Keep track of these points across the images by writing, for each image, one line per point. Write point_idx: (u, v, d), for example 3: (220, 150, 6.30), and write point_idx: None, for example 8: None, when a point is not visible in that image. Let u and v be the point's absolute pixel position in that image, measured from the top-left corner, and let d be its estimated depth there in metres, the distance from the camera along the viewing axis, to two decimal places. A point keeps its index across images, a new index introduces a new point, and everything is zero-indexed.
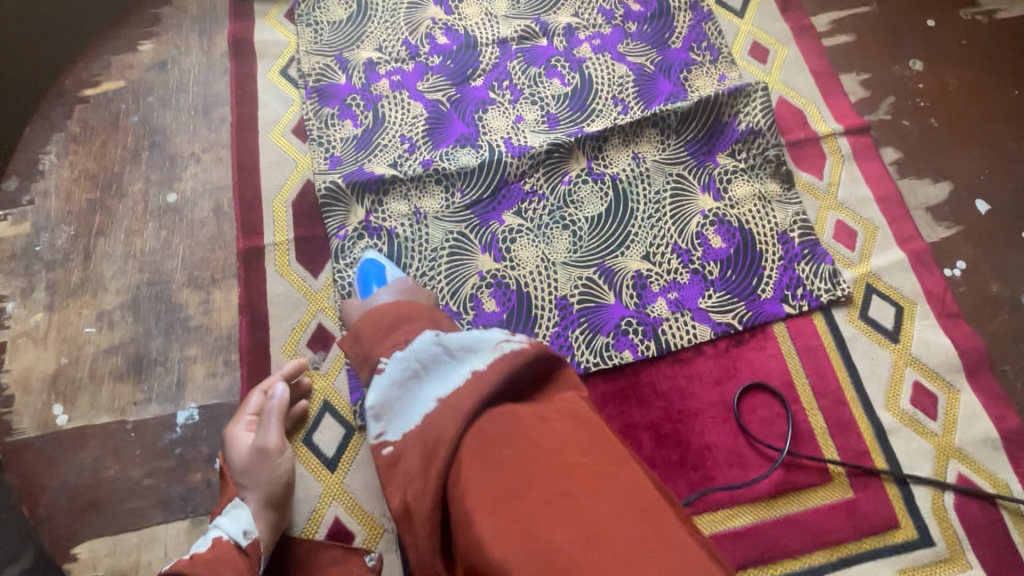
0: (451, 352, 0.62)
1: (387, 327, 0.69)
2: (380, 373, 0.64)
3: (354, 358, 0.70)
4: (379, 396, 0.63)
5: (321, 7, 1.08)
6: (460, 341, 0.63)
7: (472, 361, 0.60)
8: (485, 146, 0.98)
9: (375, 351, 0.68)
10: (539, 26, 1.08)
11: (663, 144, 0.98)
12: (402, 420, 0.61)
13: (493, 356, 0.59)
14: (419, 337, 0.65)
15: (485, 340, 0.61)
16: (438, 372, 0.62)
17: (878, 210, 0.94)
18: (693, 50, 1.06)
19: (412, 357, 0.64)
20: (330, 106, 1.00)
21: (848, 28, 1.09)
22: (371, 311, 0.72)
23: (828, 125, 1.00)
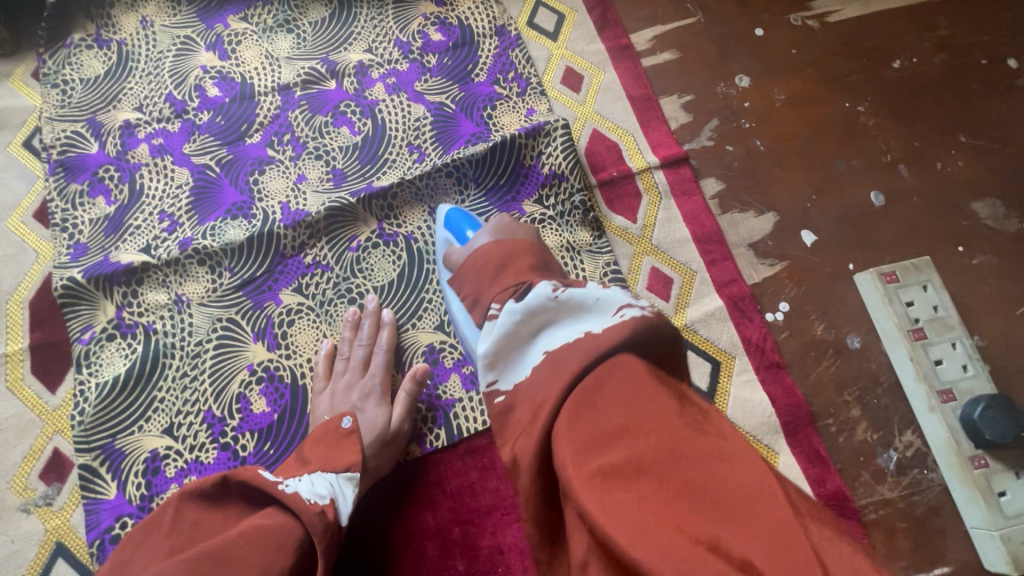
0: (566, 310, 0.52)
1: (496, 269, 0.63)
2: (494, 323, 0.57)
3: (467, 297, 0.66)
4: (491, 345, 0.55)
5: (73, 62, 0.94)
6: (578, 297, 0.51)
7: (587, 323, 0.49)
8: (259, 215, 0.86)
9: (486, 294, 0.62)
10: (326, 66, 0.96)
11: (462, 196, 0.88)
12: (514, 370, 0.54)
13: (611, 322, 0.47)
14: (534, 288, 0.55)
15: (604, 303, 0.49)
16: (549, 328, 0.52)
17: (695, 252, 0.86)
18: (499, 82, 0.95)
19: (525, 309, 0.54)
20: (77, 181, 0.87)
21: (670, 44, 1.00)
22: (476, 256, 0.67)
23: (643, 158, 0.91)
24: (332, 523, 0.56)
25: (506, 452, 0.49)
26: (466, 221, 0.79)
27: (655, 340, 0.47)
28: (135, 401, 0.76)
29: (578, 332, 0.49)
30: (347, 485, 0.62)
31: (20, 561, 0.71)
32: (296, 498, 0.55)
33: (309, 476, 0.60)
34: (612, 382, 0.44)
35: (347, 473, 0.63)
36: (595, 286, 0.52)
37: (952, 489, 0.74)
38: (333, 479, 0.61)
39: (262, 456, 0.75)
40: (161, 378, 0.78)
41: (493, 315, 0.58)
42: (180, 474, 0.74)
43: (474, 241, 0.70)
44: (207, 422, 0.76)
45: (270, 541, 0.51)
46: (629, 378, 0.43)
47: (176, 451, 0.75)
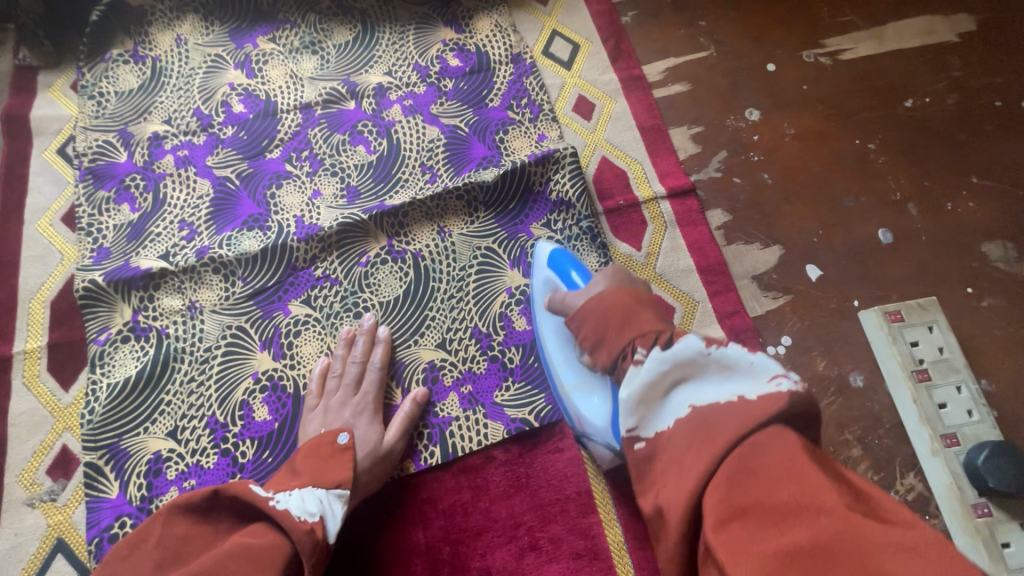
0: (720, 368, 0.50)
1: (621, 318, 0.59)
2: (632, 370, 0.54)
3: (586, 339, 0.63)
4: (632, 393, 0.52)
5: (110, 76, 0.99)
6: (733, 357, 0.50)
7: (742, 387, 0.48)
8: (274, 228, 0.89)
9: (613, 341, 0.59)
10: (346, 87, 0.99)
11: (471, 217, 0.90)
12: (656, 421, 0.52)
13: (768, 391, 0.46)
14: (682, 338, 0.52)
15: (759, 368, 0.48)
16: (695, 382, 0.51)
17: (698, 283, 0.86)
18: (512, 108, 0.98)
19: (673, 360, 0.52)
20: (105, 189, 0.91)
21: (682, 76, 1.02)
22: (599, 300, 0.63)
23: (651, 187, 0.92)
24: (319, 543, 0.59)
25: (646, 502, 0.49)
26: (573, 263, 0.79)
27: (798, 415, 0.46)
28: (144, 403, 0.79)
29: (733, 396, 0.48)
30: (336, 503, 0.64)
31: (21, 556, 0.72)
32: (288, 518, 0.57)
33: (299, 493, 0.62)
34: (772, 451, 0.43)
35: (337, 491, 0.65)
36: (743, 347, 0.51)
37: (955, 537, 0.72)
38: (324, 497, 0.63)
39: (261, 464, 0.77)
40: (170, 382, 0.80)
41: (635, 360, 0.54)
42: (180, 478, 0.76)
43: (590, 286, 0.68)
44: (210, 427, 0.78)
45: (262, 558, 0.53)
46: (788, 453, 0.43)
47: (179, 454, 0.77)
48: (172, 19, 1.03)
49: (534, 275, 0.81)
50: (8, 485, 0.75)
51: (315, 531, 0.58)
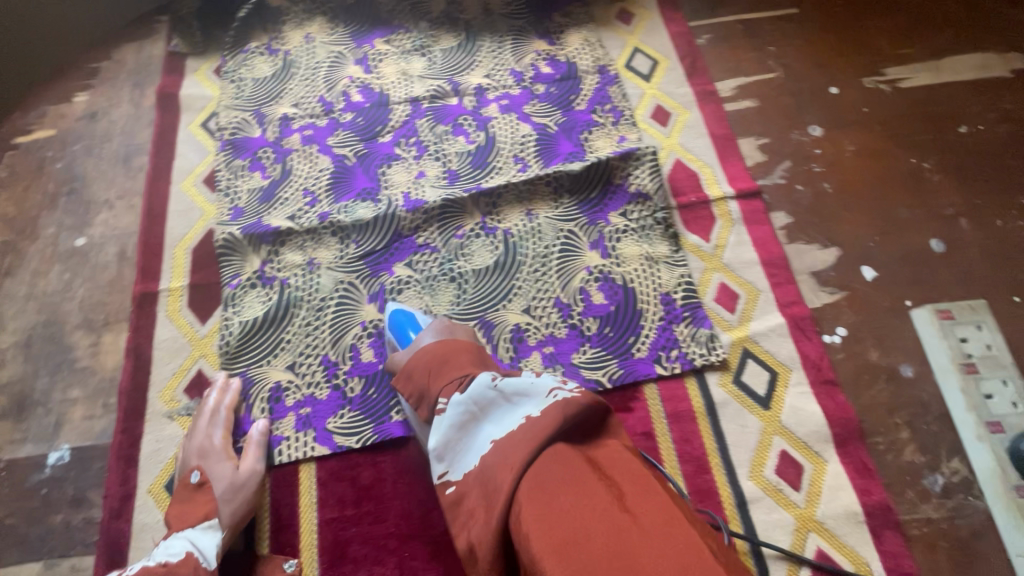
0: (507, 397, 0.67)
1: (438, 366, 0.75)
2: (441, 416, 0.70)
3: (411, 396, 0.77)
4: (440, 438, 0.69)
5: (248, 64, 1.14)
6: (515, 386, 0.68)
7: (527, 406, 0.64)
8: (384, 201, 1.01)
9: (430, 389, 0.74)
10: (451, 86, 1.13)
11: (556, 203, 1.00)
12: (463, 461, 0.67)
13: (543, 404, 0.64)
14: (474, 381, 0.70)
15: (539, 388, 0.66)
16: (494, 415, 0.67)
17: (761, 274, 0.95)
18: (597, 112, 1.09)
19: (469, 400, 0.69)
20: (241, 158, 1.05)
21: (751, 94, 1.12)
22: (422, 353, 0.78)
23: (720, 188, 1.02)
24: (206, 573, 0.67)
25: (461, 541, 0.62)
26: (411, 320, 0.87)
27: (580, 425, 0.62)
28: (267, 340, 0.90)
29: (519, 417, 0.64)
30: (205, 534, 0.71)
31: (159, 460, 0.83)
32: (162, 575, 0.64)
33: (167, 542, 0.69)
34: (556, 472, 0.56)
35: (205, 524, 0.72)
36: (527, 375, 0.69)
37: (995, 515, 0.79)
38: (191, 532, 0.71)
39: (366, 400, 0.87)
40: (289, 323, 0.92)
41: (440, 409, 0.71)
42: (298, 404, 0.86)
43: (420, 339, 0.81)
44: (323, 364, 0.89)
45: None
46: (566, 470, 0.56)
47: (296, 385, 0.88)
48: (304, 20, 1.18)
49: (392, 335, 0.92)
50: (152, 399, 0.87)
51: (193, 561, 0.67)
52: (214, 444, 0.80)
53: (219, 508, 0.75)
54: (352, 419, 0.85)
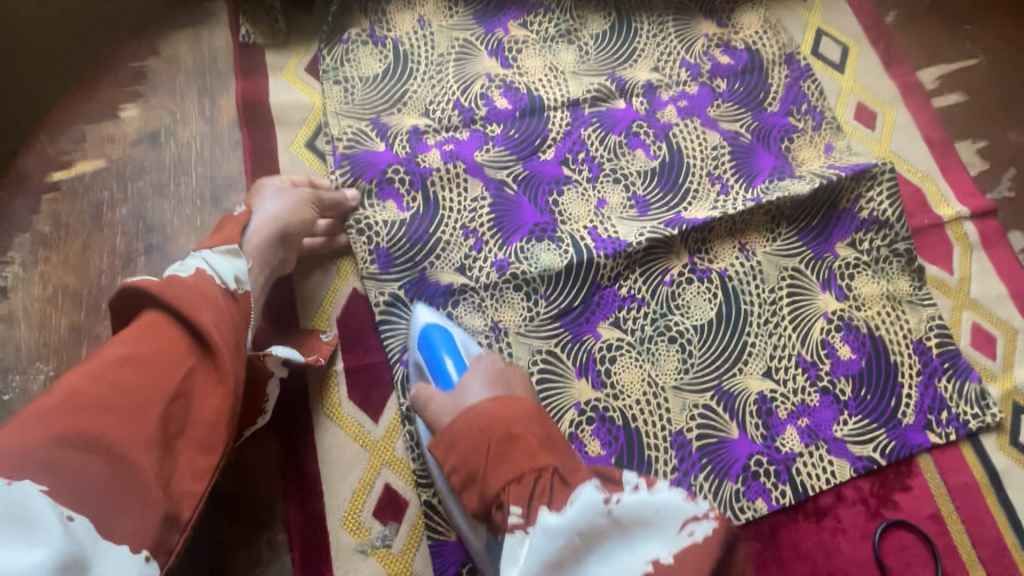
0: (622, 527, 0.48)
1: (499, 445, 0.53)
2: (518, 540, 0.49)
3: (457, 474, 0.56)
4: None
5: (350, 59, 0.88)
6: (635, 513, 0.49)
7: (652, 546, 0.46)
8: (568, 240, 0.81)
9: (488, 480, 0.53)
10: (615, 84, 0.91)
11: (773, 234, 0.84)
12: None
13: (679, 545, 0.46)
14: (579, 496, 0.49)
15: (668, 519, 0.48)
16: (601, 548, 0.47)
17: (1014, 309, 0.83)
18: (793, 114, 0.91)
19: (571, 527, 0.48)
20: (366, 179, 0.81)
21: (957, 85, 0.97)
22: (473, 415, 0.56)
23: (951, 207, 0.88)
24: (224, 299, 0.55)
25: None
26: (445, 345, 0.68)
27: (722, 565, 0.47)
28: None
29: (644, 558, 0.46)
30: (223, 256, 0.59)
31: None
32: (167, 289, 0.52)
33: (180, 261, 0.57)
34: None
35: (224, 249, 0.59)
36: (646, 492, 0.50)
37: None
38: (209, 253, 0.58)
39: None
40: None
41: (514, 524, 0.49)
42: None
43: (464, 393, 0.60)
44: None
45: (151, 338, 0.50)
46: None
47: None
48: None
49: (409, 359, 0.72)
50: (334, 529, 0.68)
51: (208, 281, 0.55)
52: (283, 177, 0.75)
53: (252, 226, 0.65)
54: None
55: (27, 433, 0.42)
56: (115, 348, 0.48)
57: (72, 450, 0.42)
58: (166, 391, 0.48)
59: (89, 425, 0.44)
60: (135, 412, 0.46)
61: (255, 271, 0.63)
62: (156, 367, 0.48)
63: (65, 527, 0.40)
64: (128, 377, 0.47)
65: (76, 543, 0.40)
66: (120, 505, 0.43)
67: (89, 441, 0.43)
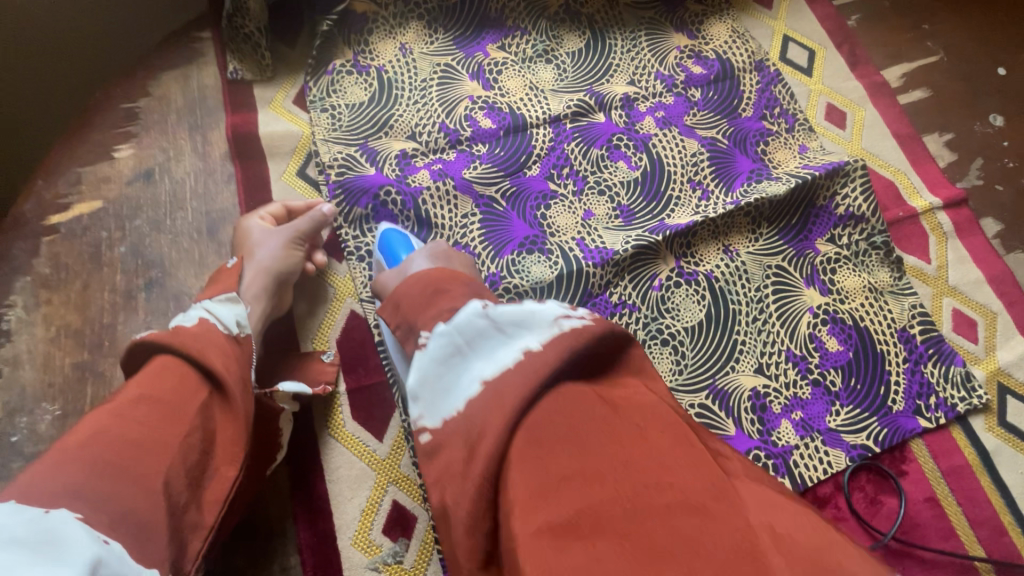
0: (501, 327, 0.49)
1: (432, 295, 0.55)
2: (419, 354, 0.50)
3: (399, 328, 0.56)
4: (422, 376, 0.49)
5: (337, 88, 0.91)
6: (511, 316, 0.50)
7: (525, 338, 0.48)
8: (557, 252, 0.83)
9: (416, 320, 0.54)
10: (593, 99, 0.94)
11: (755, 234, 0.86)
12: (445, 398, 0.48)
13: (553, 334, 0.47)
14: (464, 306, 0.51)
15: (541, 315, 0.49)
16: (483, 348, 0.49)
17: (992, 293, 0.86)
18: (766, 118, 0.95)
19: (455, 330, 0.50)
20: (359, 204, 0.83)
21: (920, 82, 1.01)
22: (415, 280, 0.57)
23: (924, 198, 0.91)
24: (229, 343, 0.60)
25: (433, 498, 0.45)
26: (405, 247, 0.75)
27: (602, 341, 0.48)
28: None
29: (518, 349, 0.47)
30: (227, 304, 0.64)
31: None
32: (178, 336, 0.56)
33: (184, 312, 0.62)
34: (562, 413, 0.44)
35: (227, 296, 0.65)
36: (526, 300, 0.51)
37: None
38: (211, 304, 0.63)
39: None
40: None
41: (422, 344, 0.51)
42: None
43: (409, 264, 0.64)
44: None
45: (166, 376, 0.53)
46: (569, 407, 0.44)
47: None
48: (396, 27, 0.94)
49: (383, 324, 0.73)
50: (345, 549, 0.69)
51: (214, 329, 0.60)
52: (267, 216, 0.78)
53: (247, 277, 0.71)
54: None
55: (59, 466, 0.44)
56: (132, 388, 0.51)
57: (103, 480, 0.45)
58: (183, 428, 0.51)
59: (117, 457, 0.46)
60: (154, 448, 0.48)
61: (255, 318, 0.69)
62: (172, 406, 0.51)
63: (102, 546, 0.41)
64: (147, 416, 0.50)
65: (113, 560, 0.41)
66: (148, 532, 0.45)
67: (116, 473, 0.46)
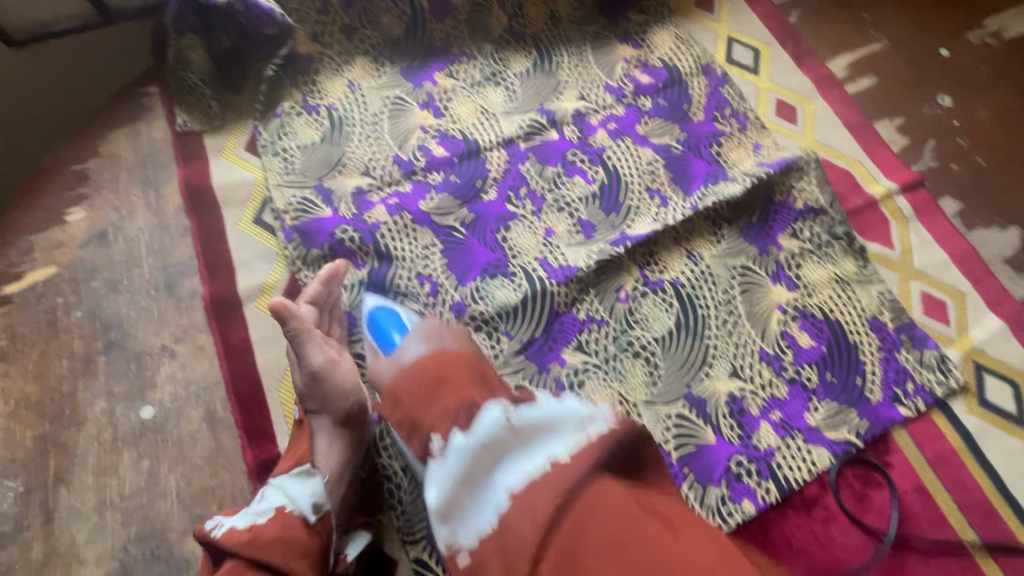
0: (523, 437, 0.49)
1: (433, 390, 0.54)
2: (438, 465, 0.50)
3: (402, 425, 0.56)
4: (445, 493, 0.49)
5: (287, 131, 0.90)
6: (534, 420, 0.49)
7: (550, 447, 0.47)
8: (520, 273, 0.83)
9: (423, 419, 0.53)
10: (545, 117, 0.94)
11: (717, 237, 0.86)
12: (473, 521, 0.48)
13: (578, 444, 0.47)
14: (483, 413, 0.50)
15: (565, 421, 0.48)
16: (509, 460, 0.48)
17: (958, 272, 0.86)
18: (718, 120, 0.95)
19: (478, 442, 0.49)
20: (317, 246, 0.82)
21: (866, 70, 1.02)
22: (414, 370, 0.57)
23: (881, 184, 0.92)
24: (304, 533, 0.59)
25: None
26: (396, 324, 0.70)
27: (629, 444, 0.47)
28: None
29: (544, 460, 0.46)
30: (296, 480, 0.63)
31: None
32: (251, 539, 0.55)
33: (259, 496, 0.62)
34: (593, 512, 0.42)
35: (296, 470, 0.64)
36: (547, 400, 0.51)
37: None
38: (282, 484, 0.63)
39: None
40: None
41: (435, 452, 0.51)
42: None
43: (402, 352, 0.60)
44: None
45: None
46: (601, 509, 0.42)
47: None
48: (342, 64, 0.94)
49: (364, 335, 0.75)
50: None
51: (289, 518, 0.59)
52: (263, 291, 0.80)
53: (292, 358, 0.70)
54: None
55: None
56: None
57: None
58: None
59: None
60: None
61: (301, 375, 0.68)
62: None
63: None
64: None
65: None
66: None
67: None
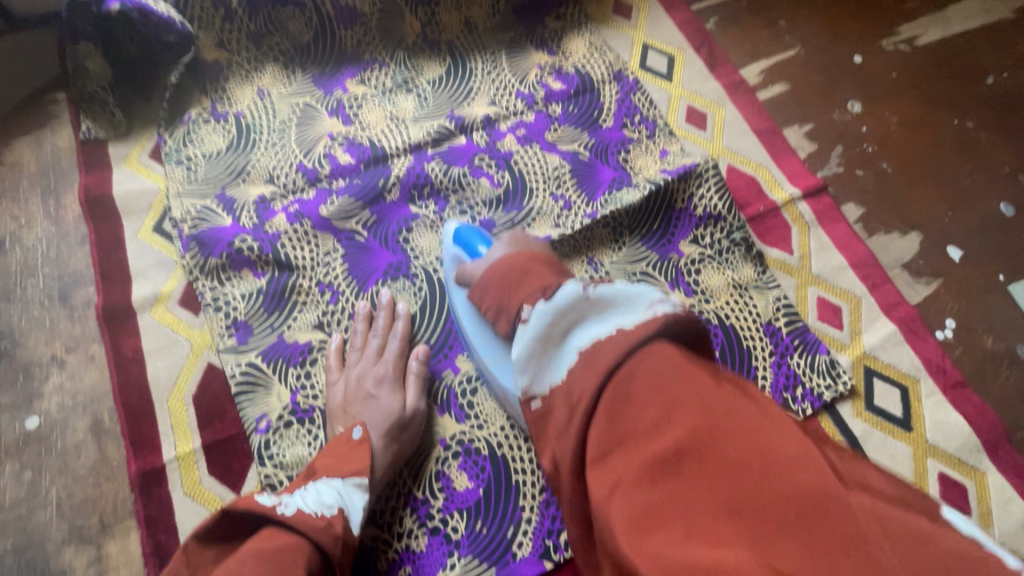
0: (598, 307, 0.49)
1: (518, 278, 0.56)
2: (523, 323, 0.51)
3: (489, 310, 0.58)
4: (523, 349, 0.50)
5: (193, 138, 0.90)
6: (611, 293, 0.49)
7: (622, 316, 0.47)
8: (420, 275, 0.84)
9: (509, 303, 0.55)
10: (454, 122, 0.94)
11: (618, 244, 0.87)
12: (550, 370, 0.49)
13: (646, 316, 0.46)
14: (563, 286, 0.51)
15: (637, 297, 0.48)
16: (584, 326, 0.48)
17: (855, 277, 0.87)
18: (627, 126, 0.96)
19: (557, 309, 0.50)
20: (214, 255, 0.82)
21: (780, 76, 1.03)
22: (497, 265, 0.60)
23: (785, 190, 0.93)
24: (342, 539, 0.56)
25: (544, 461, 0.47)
26: (480, 239, 0.76)
27: (688, 332, 0.47)
28: None
29: (613, 327, 0.46)
30: (356, 492, 0.60)
31: None
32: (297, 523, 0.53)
33: (316, 486, 0.58)
34: (657, 370, 0.42)
35: (355, 479, 0.61)
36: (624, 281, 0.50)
37: None
38: (343, 487, 0.59)
39: (477, 537, 0.71)
40: None
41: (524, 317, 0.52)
42: (394, 566, 0.69)
43: (489, 255, 0.68)
44: (411, 507, 0.72)
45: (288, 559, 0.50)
46: (664, 366, 0.42)
47: (386, 541, 0.70)
48: (252, 71, 0.94)
49: (444, 254, 0.79)
50: None
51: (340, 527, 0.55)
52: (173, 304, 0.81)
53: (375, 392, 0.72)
54: (467, 567, 0.69)
55: None
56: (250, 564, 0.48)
57: None
58: None
59: None
60: None
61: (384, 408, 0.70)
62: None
63: None
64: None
65: None
66: None
67: None
